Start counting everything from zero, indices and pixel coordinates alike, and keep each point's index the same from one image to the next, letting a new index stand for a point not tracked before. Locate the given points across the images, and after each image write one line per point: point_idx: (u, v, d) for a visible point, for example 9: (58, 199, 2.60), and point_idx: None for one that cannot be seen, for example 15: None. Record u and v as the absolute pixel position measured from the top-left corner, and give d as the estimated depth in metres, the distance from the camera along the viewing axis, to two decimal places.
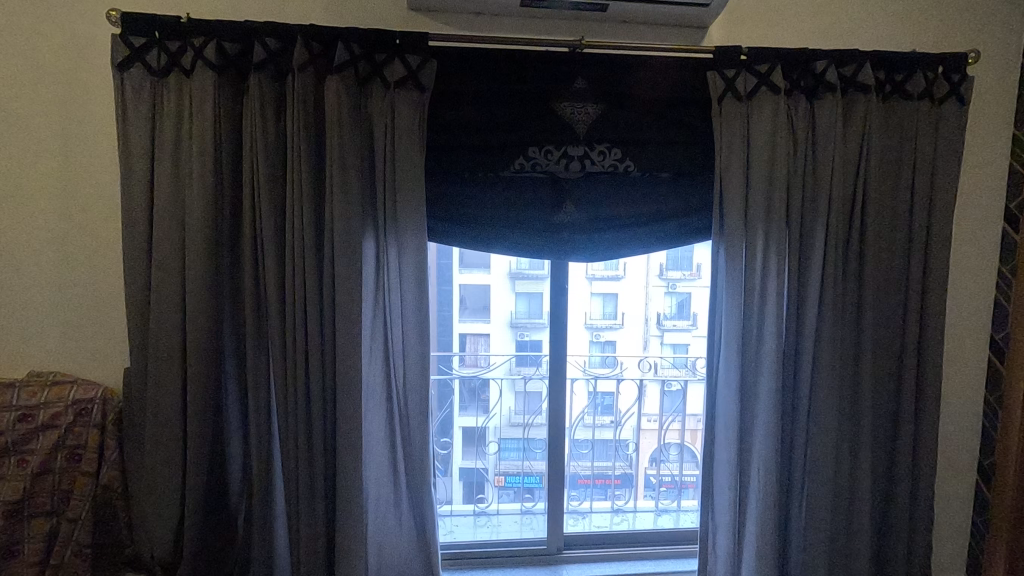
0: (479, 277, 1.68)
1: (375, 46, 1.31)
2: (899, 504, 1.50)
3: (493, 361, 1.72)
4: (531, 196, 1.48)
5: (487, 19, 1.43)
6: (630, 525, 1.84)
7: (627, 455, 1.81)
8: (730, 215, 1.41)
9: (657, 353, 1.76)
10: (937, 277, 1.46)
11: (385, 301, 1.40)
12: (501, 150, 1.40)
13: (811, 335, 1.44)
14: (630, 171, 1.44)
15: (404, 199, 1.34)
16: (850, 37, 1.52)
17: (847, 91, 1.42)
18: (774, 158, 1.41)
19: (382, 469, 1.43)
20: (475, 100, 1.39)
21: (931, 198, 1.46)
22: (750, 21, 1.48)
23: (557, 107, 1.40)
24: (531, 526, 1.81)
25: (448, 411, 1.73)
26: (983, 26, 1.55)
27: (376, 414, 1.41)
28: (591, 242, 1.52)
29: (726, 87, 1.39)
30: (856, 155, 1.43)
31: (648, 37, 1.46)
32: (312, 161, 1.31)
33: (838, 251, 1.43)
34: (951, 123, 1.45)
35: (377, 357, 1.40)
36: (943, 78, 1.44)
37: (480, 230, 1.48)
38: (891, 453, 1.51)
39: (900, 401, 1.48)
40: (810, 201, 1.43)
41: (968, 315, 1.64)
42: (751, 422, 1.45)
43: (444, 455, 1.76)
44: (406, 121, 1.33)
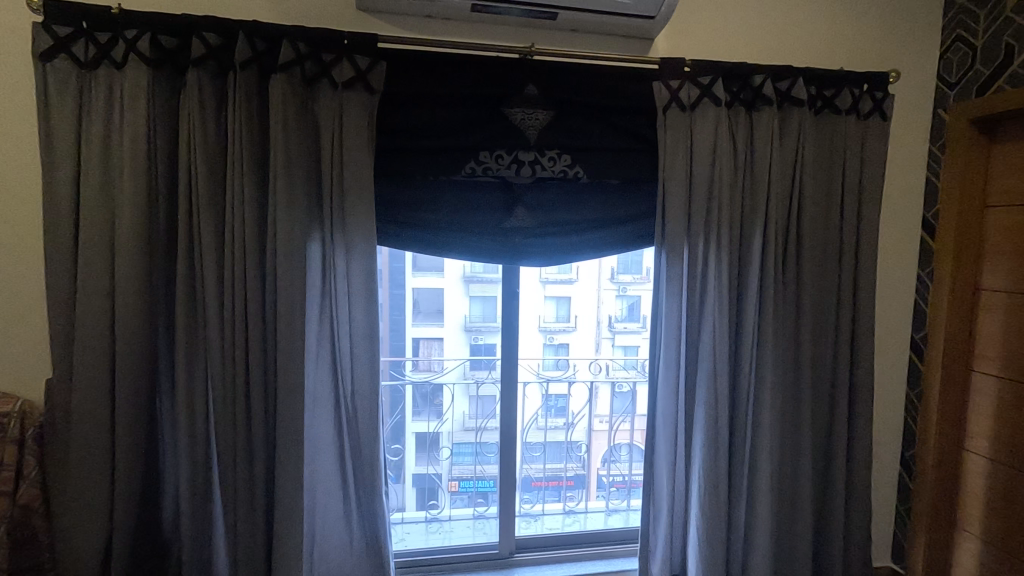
0: (434, 281, 1.66)
1: (322, 46, 1.28)
2: (834, 497, 1.58)
3: (447, 366, 1.72)
4: (483, 200, 1.48)
5: (438, 23, 1.42)
6: (582, 526, 1.87)
7: (579, 456, 1.85)
8: (672, 222, 1.45)
9: (608, 355, 1.80)
10: (866, 280, 1.55)
11: (332, 307, 1.37)
12: (453, 155, 1.40)
13: (750, 337, 1.50)
14: (580, 177, 1.46)
15: (352, 203, 1.32)
16: (784, 53, 1.60)
17: (783, 104, 1.49)
18: (716, 168, 1.46)
19: (328, 480, 1.40)
20: (426, 103, 1.38)
21: (859, 206, 1.55)
22: (693, 35, 1.54)
23: (509, 112, 1.40)
24: (483, 530, 1.80)
25: (401, 416, 1.71)
26: (902, 48, 1.67)
27: (324, 421, 1.38)
28: (542, 246, 1.53)
29: (671, 98, 1.43)
30: (790, 165, 1.51)
31: (596, 47, 1.49)
32: (256, 161, 1.27)
33: (776, 257, 1.50)
34: (876, 137, 1.54)
35: (325, 363, 1.37)
36: (868, 95, 1.54)
37: (432, 236, 1.47)
38: (827, 449, 1.60)
39: (834, 399, 1.57)
40: (749, 209, 1.50)
41: (891, 316, 1.75)
42: (691, 420, 1.51)
43: (397, 462, 1.73)
44: (355, 124, 1.31)
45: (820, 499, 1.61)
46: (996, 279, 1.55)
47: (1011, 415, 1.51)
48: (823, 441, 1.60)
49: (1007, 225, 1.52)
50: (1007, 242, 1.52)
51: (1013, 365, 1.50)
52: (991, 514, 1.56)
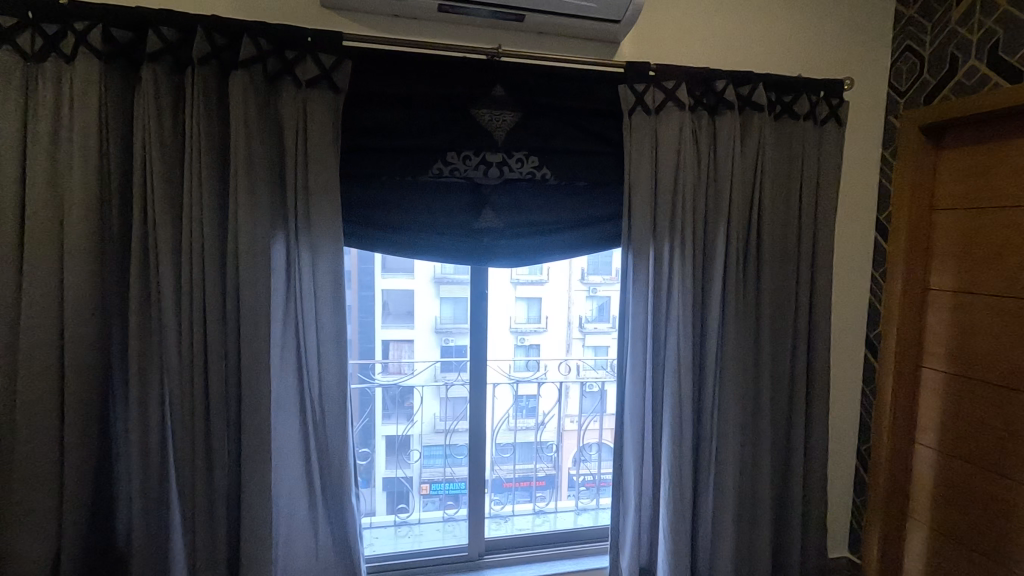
0: (404, 282, 1.65)
1: (285, 43, 1.25)
2: (793, 490, 1.63)
3: (417, 368, 1.71)
4: (451, 201, 1.47)
5: (404, 22, 1.41)
6: (552, 526, 1.87)
7: (550, 456, 1.86)
8: (638, 224, 1.47)
9: (579, 355, 1.82)
10: (823, 279, 1.61)
11: (297, 308, 1.34)
12: (419, 155, 1.39)
13: (713, 335, 1.54)
14: (547, 179, 1.47)
15: (317, 203, 1.30)
16: (744, 59, 1.64)
17: (744, 109, 1.53)
18: (680, 170, 1.49)
19: (294, 486, 1.37)
20: (393, 103, 1.37)
21: (817, 208, 1.60)
22: (657, 40, 1.56)
23: (476, 113, 1.41)
24: (453, 533, 1.79)
25: (371, 419, 1.69)
26: (856, 57, 1.73)
27: (288, 424, 1.35)
28: (511, 247, 1.53)
29: (636, 101, 1.46)
30: (752, 169, 1.55)
31: (563, 49, 1.50)
32: (215, 159, 1.24)
33: (738, 257, 1.53)
34: (832, 142, 1.60)
35: (290, 365, 1.34)
36: (824, 102, 1.60)
37: (401, 237, 1.45)
38: (787, 444, 1.64)
39: (793, 395, 1.62)
40: (712, 210, 1.53)
41: (847, 314, 1.82)
42: (658, 419, 1.53)
43: (366, 466, 1.71)
44: (320, 122, 1.29)
45: (780, 493, 1.66)
46: (943, 280, 1.63)
47: (957, 409, 1.59)
48: (784, 436, 1.65)
49: (953, 228, 1.60)
50: (953, 244, 1.61)
51: (959, 361, 1.59)
52: (940, 504, 1.64)
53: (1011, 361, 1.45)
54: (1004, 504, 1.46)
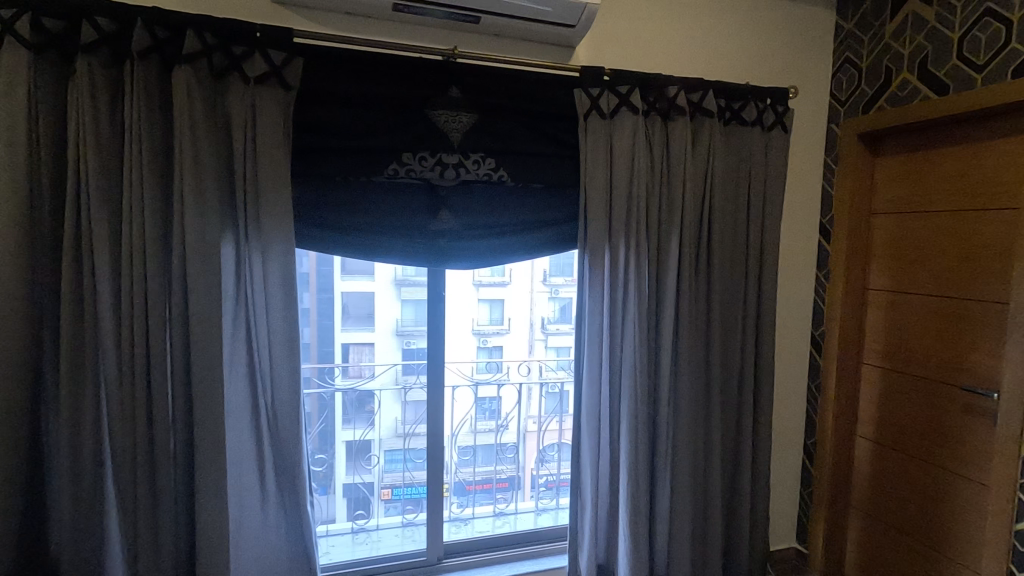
0: (364, 284, 1.61)
1: (232, 38, 1.22)
2: (743, 483, 1.68)
3: (378, 371, 1.68)
4: (407, 202, 1.45)
5: (358, 21, 1.38)
6: (512, 527, 1.88)
7: (511, 457, 1.87)
8: (594, 225, 1.49)
9: (541, 356, 1.83)
10: (769, 279, 1.67)
11: (248, 311, 1.30)
12: (374, 155, 1.37)
13: (668, 334, 1.57)
14: (504, 181, 1.48)
15: (267, 203, 1.26)
16: (695, 66, 1.68)
17: (695, 115, 1.58)
18: (634, 173, 1.52)
19: (248, 496, 1.32)
20: (346, 102, 1.34)
21: (764, 210, 1.67)
22: (611, 45, 1.59)
23: (432, 114, 1.40)
24: (412, 538, 1.77)
25: (331, 424, 1.66)
26: (800, 67, 1.81)
27: (239, 431, 1.30)
28: (469, 249, 1.53)
29: (591, 105, 1.48)
30: (703, 173, 1.59)
31: (519, 52, 1.51)
32: (156, 157, 1.18)
33: (691, 258, 1.57)
34: (778, 147, 1.66)
35: (240, 369, 1.30)
36: (771, 109, 1.66)
37: (357, 238, 1.43)
38: (737, 439, 1.69)
39: (742, 391, 1.67)
40: (666, 212, 1.56)
41: (793, 313, 1.89)
42: (617, 418, 1.55)
43: (324, 473, 1.67)
44: (270, 120, 1.26)
45: (731, 486, 1.71)
46: (882, 280, 1.72)
47: (894, 403, 1.68)
48: (734, 432, 1.69)
49: (889, 231, 1.70)
50: (889, 247, 1.70)
51: (895, 357, 1.68)
52: (880, 493, 1.73)
53: (941, 357, 1.54)
54: (935, 492, 1.56)
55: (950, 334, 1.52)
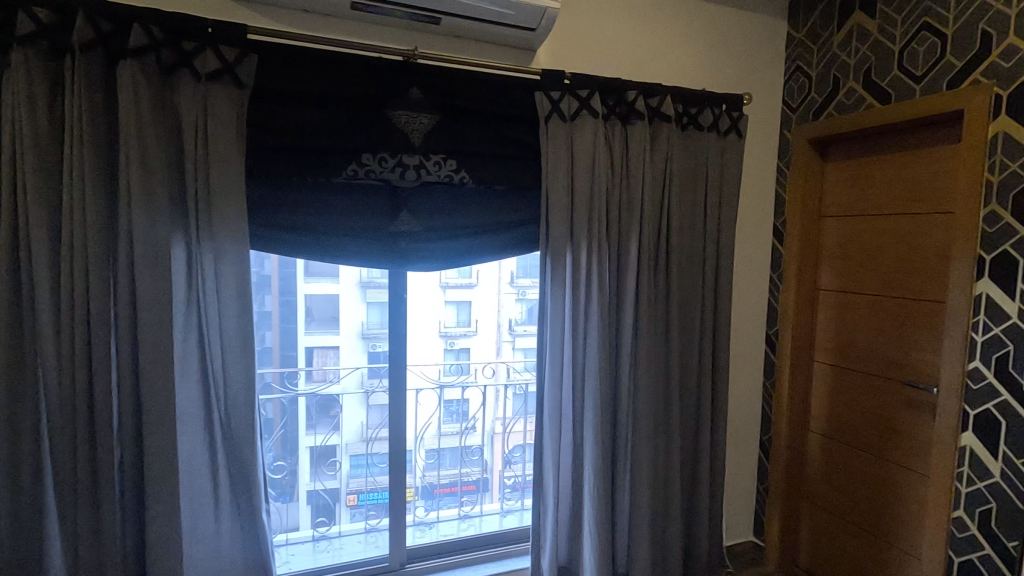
0: (328, 287, 1.57)
1: (180, 33, 1.18)
2: (702, 479, 1.72)
3: (343, 374, 1.65)
4: (366, 203, 1.43)
5: (315, 19, 1.36)
6: (477, 529, 1.87)
7: (480, 460, 1.87)
8: (555, 227, 1.50)
9: (509, 358, 1.84)
10: (725, 280, 1.72)
11: (200, 315, 1.26)
12: (333, 156, 1.35)
13: (629, 335, 1.59)
14: (465, 183, 1.47)
15: (221, 204, 1.23)
16: (653, 72, 1.72)
17: (653, 119, 1.61)
18: (594, 176, 1.54)
19: (201, 507, 1.28)
20: (303, 102, 1.32)
21: (720, 213, 1.71)
22: (572, 50, 1.61)
23: (392, 115, 1.38)
24: (375, 544, 1.74)
25: (295, 429, 1.62)
26: (754, 74, 1.87)
27: (191, 440, 1.26)
28: (431, 250, 1.51)
29: (552, 108, 1.49)
30: (661, 177, 1.62)
31: (480, 54, 1.51)
32: (100, 155, 1.14)
33: (650, 260, 1.60)
34: (733, 152, 1.71)
35: (192, 375, 1.26)
36: (727, 115, 1.71)
37: (318, 241, 1.40)
38: (696, 436, 1.73)
39: (701, 389, 1.71)
40: (626, 215, 1.59)
41: (750, 313, 1.94)
42: (580, 418, 1.56)
43: (285, 480, 1.63)
44: (223, 119, 1.22)
45: (691, 483, 1.74)
46: (830, 281, 1.79)
47: (843, 398, 1.75)
48: (693, 429, 1.73)
49: (837, 233, 1.77)
50: (837, 248, 1.77)
51: (844, 354, 1.75)
52: (831, 486, 1.79)
53: (886, 355, 1.61)
54: (882, 484, 1.63)
55: (893, 332, 1.59)
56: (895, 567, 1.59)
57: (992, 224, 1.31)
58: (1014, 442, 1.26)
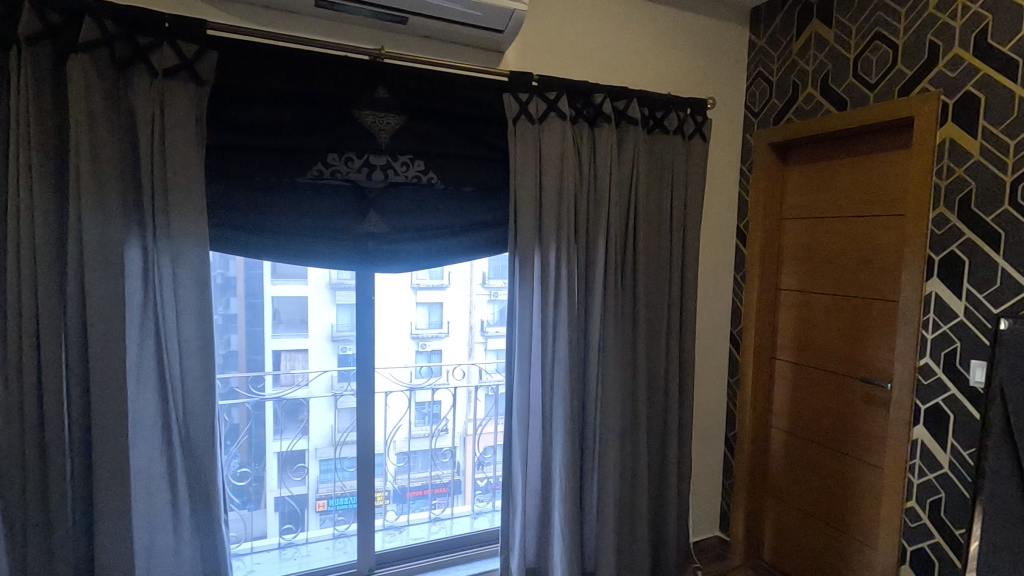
0: (296, 289, 1.54)
1: (136, 27, 1.14)
2: (669, 476, 1.75)
3: (311, 378, 1.62)
4: (332, 204, 1.41)
5: (278, 15, 1.33)
6: (447, 532, 1.86)
7: (453, 462, 1.86)
8: (524, 229, 1.51)
9: (482, 359, 1.83)
10: (690, 280, 1.75)
11: (156, 319, 1.22)
12: (297, 155, 1.32)
13: (596, 334, 1.61)
14: (433, 183, 1.46)
15: (178, 204, 1.19)
16: (620, 75, 1.74)
17: (620, 122, 1.63)
18: (563, 178, 1.55)
19: (158, 517, 1.23)
20: (265, 100, 1.29)
21: (686, 214, 1.74)
22: (540, 52, 1.62)
23: (358, 114, 1.37)
24: (344, 550, 1.72)
25: (262, 435, 1.58)
26: (717, 79, 1.91)
27: (147, 447, 1.22)
28: (399, 252, 1.50)
29: (520, 110, 1.50)
30: (628, 179, 1.64)
31: (447, 54, 1.50)
32: (49, 153, 1.09)
33: (617, 261, 1.62)
34: (698, 155, 1.75)
35: (149, 381, 1.22)
36: (691, 118, 1.74)
37: (283, 242, 1.37)
38: (664, 434, 1.76)
39: (667, 387, 1.74)
40: (594, 216, 1.60)
41: (715, 312, 1.98)
42: (549, 418, 1.57)
43: (250, 487, 1.59)
44: (180, 116, 1.19)
45: (658, 480, 1.77)
46: (791, 281, 1.84)
47: (804, 395, 1.80)
48: (661, 427, 1.76)
49: (797, 235, 1.82)
50: (797, 249, 1.82)
51: (804, 353, 1.80)
52: (793, 481, 1.85)
53: (844, 352, 1.67)
54: (840, 478, 1.68)
55: (850, 330, 1.65)
56: (853, 557, 1.64)
57: (940, 226, 1.37)
58: (961, 434, 1.32)
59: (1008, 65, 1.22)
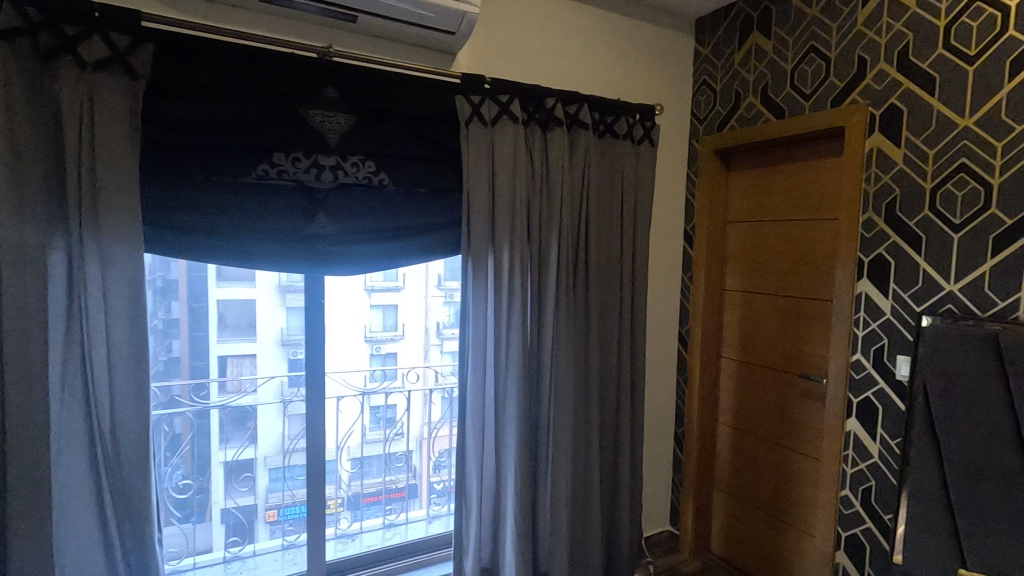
0: (243, 292, 1.48)
1: (62, 16, 1.07)
2: (621, 473, 1.78)
3: (260, 384, 1.56)
4: (278, 204, 1.36)
5: (220, 9, 1.29)
6: (402, 537, 1.84)
7: (409, 467, 1.84)
8: (476, 231, 1.51)
9: (438, 362, 1.82)
10: (640, 281, 1.80)
11: (83, 328, 1.14)
12: (241, 154, 1.27)
13: (549, 335, 1.62)
14: (385, 185, 1.44)
15: (109, 205, 1.13)
16: (571, 80, 1.77)
17: (572, 126, 1.65)
18: (515, 180, 1.56)
19: (85, 539, 1.16)
20: (206, 97, 1.24)
21: (635, 218, 1.79)
22: (492, 55, 1.62)
23: (306, 113, 1.33)
24: (294, 560, 1.67)
25: (206, 445, 1.52)
26: (665, 86, 1.96)
27: (73, 464, 1.14)
28: (349, 254, 1.47)
29: (472, 112, 1.50)
30: (579, 182, 1.67)
31: (399, 55, 1.49)
32: None
33: (569, 263, 1.65)
34: (646, 159, 1.80)
35: (74, 394, 1.14)
36: (640, 123, 1.79)
37: (226, 244, 1.32)
38: (615, 432, 1.79)
39: (619, 387, 1.78)
40: (546, 219, 1.62)
41: (665, 313, 2.03)
42: (502, 420, 1.57)
43: (194, 500, 1.53)
44: (112, 111, 1.13)
45: (610, 477, 1.80)
46: (736, 282, 1.92)
47: (748, 392, 1.88)
48: (613, 425, 1.79)
49: (741, 239, 1.89)
50: (742, 252, 1.90)
51: (748, 351, 1.88)
52: (739, 474, 1.92)
53: (784, 350, 1.75)
54: (781, 470, 1.76)
55: (790, 328, 1.73)
56: (792, 545, 1.73)
57: (869, 230, 1.45)
58: (889, 425, 1.40)
59: (927, 81, 1.31)
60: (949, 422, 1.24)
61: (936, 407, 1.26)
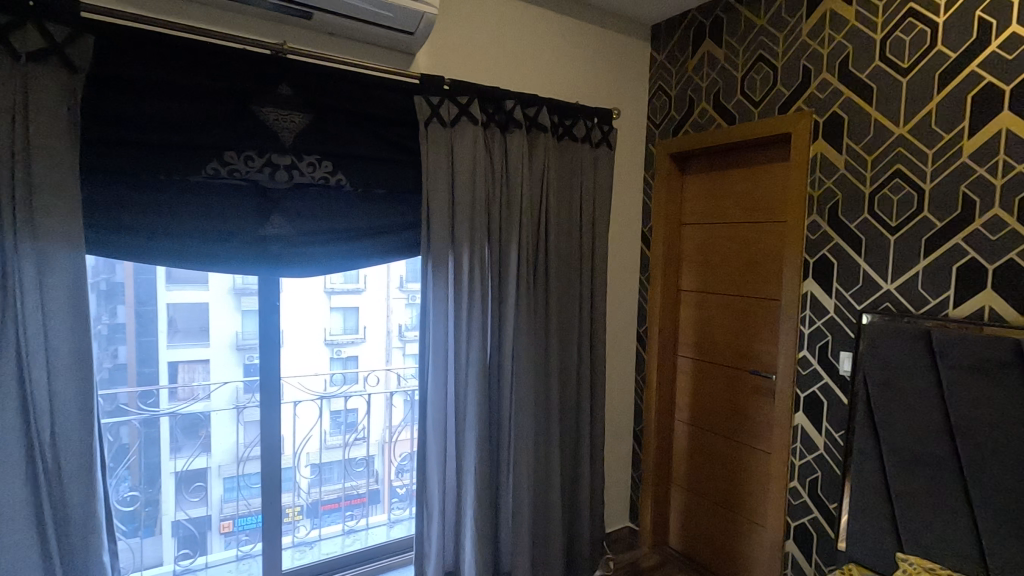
0: (195, 295, 1.43)
1: None
2: (581, 472, 1.81)
3: (213, 391, 1.51)
4: (231, 204, 1.32)
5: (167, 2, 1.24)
6: (362, 543, 1.81)
7: (371, 472, 1.81)
8: (436, 232, 1.50)
9: (400, 364, 1.79)
10: (599, 282, 1.83)
11: (17, 333, 1.08)
12: (190, 152, 1.23)
13: (509, 336, 1.63)
14: (342, 185, 1.42)
15: (46, 204, 1.08)
16: (530, 82, 1.79)
17: (531, 128, 1.67)
18: (475, 181, 1.56)
19: (22, 556, 1.08)
20: (153, 92, 1.19)
21: (594, 220, 1.82)
22: (451, 56, 1.62)
23: (259, 111, 1.30)
24: (249, 571, 1.62)
25: (155, 455, 1.46)
26: (622, 90, 2.01)
27: (8, 477, 1.07)
28: (306, 255, 1.43)
29: (431, 113, 1.49)
30: (539, 184, 1.69)
31: (356, 54, 1.47)
32: None
33: (529, 264, 1.66)
34: (604, 162, 1.83)
35: (8, 402, 1.07)
36: (598, 127, 1.82)
37: (174, 245, 1.27)
38: (576, 431, 1.82)
39: (579, 386, 1.80)
40: (506, 220, 1.63)
41: (623, 313, 2.07)
42: (463, 422, 1.57)
43: (141, 513, 1.46)
44: (49, 106, 1.08)
45: (571, 476, 1.83)
46: (691, 283, 1.97)
47: (704, 389, 1.94)
48: (573, 424, 1.81)
49: (696, 240, 1.95)
50: (697, 253, 1.95)
51: (704, 349, 1.93)
52: (695, 469, 1.98)
53: (737, 348, 1.81)
54: (735, 464, 1.82)
55: (742, 327, 1.79)
56: (745, 536, 1.79)
57: (814, 231, 1.52)
58: (833, 418, 1.47)
59: (865, 91, 1.39)
60: (888, 414, 1.31)
61: (876, 400, 1.33)
